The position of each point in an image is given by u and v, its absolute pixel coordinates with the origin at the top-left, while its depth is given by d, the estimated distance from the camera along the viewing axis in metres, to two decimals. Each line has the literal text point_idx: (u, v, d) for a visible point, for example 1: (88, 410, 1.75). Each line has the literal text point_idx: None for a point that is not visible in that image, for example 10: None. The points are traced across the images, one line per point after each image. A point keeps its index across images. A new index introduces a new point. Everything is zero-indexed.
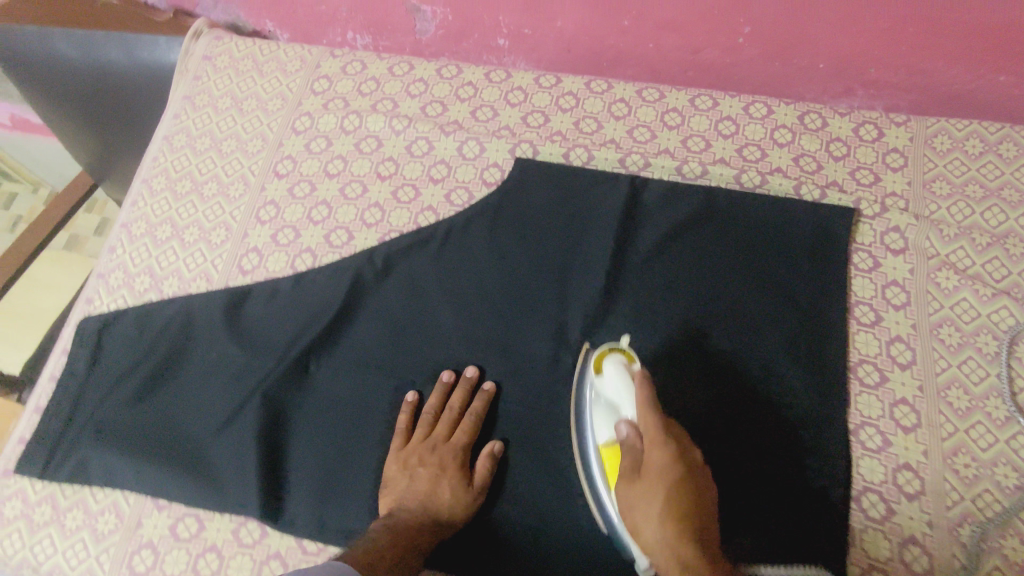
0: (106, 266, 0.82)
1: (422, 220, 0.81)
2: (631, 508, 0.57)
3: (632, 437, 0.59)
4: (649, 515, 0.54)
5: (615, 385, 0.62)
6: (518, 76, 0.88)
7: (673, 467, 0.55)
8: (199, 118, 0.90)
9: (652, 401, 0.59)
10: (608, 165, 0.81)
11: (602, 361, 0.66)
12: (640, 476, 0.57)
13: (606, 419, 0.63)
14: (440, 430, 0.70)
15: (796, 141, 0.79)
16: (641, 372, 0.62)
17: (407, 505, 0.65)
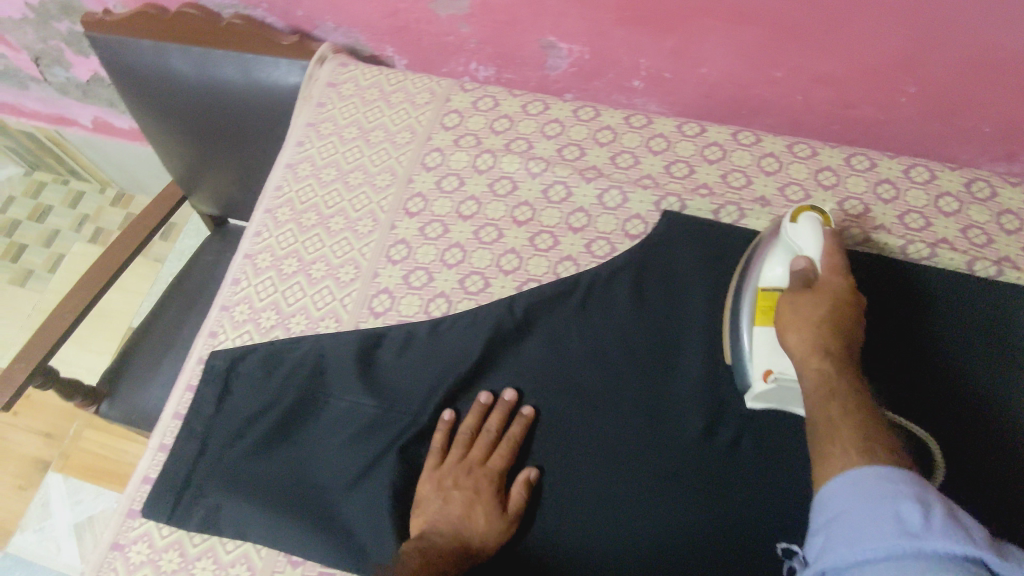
0: (229, 298, 0.79)
1: (562, 270, 0.77)
2: (798, 311, 0.61)
3: (811, 267, 0.64)
4: (801, 326, 0.60)
5: (805, 239, 0.65)
6: (659, 122, 0.84)
7: (848, 300, 0.61)
8: (323, 147, 0.86)
9: (839, 251, 0.65)
10: (761, 224, 0.77)
11: (793, 215, 0.68)
12: (811, 290, 0.62)
13: (783, 259, 0.66)
14: (475, 452, 0.70)
15: (963, 210, 0.76)
16: (833, 233, 0.66)
17: (439, 530, 0.65)
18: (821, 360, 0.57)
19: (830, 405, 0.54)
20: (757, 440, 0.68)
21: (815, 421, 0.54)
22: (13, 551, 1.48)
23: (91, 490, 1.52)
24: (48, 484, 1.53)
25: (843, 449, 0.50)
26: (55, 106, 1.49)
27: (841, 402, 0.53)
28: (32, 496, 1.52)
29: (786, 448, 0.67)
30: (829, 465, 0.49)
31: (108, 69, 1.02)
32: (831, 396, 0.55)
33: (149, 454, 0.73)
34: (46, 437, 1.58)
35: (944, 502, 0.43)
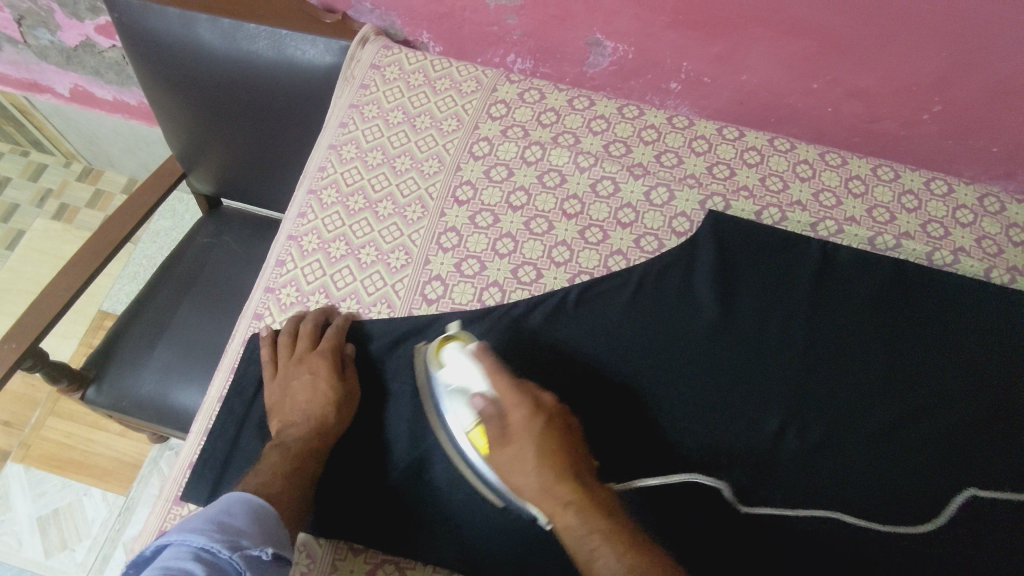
0: (274, 280, 0.78)
1: (612, 263, 0.79)
2: (515, 467, 0.60)
3: (484, 405, 0.62)
4: (528, 469, 0.59)
5: (460, 368, 0.64)
6: (700, 125, 0.88)
7: (538, 424, 0.61)
8: (369, 130, 0.86)
9: (499, 367, 0.64)
10: (799, 227, 0.82)
11: (439, 352, 0.67)
12: (511, 445, 0.61)
13: (461, 400, 0.64)
14: (300, 344, 0.71)
15: (977, 222, 0.83)
16: (480, 349, 0.65)
17: (295, 421, 0.66)
18: (563, 512, 0.58)
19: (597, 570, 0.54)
20: (799, 431, 0.71)
21: (590, 573, 0.55)
22: None
23: (56, 481, 1.39)
24: (8, 476, 1.39)
25: None
26: (29, 71, 1.40)
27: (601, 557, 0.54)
28: None
29: (822, 432, 0.71)
30: None
31: (124, 41, 0.95)
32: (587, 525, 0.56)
33: (192, 437, 0.72)
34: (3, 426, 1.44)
35: None
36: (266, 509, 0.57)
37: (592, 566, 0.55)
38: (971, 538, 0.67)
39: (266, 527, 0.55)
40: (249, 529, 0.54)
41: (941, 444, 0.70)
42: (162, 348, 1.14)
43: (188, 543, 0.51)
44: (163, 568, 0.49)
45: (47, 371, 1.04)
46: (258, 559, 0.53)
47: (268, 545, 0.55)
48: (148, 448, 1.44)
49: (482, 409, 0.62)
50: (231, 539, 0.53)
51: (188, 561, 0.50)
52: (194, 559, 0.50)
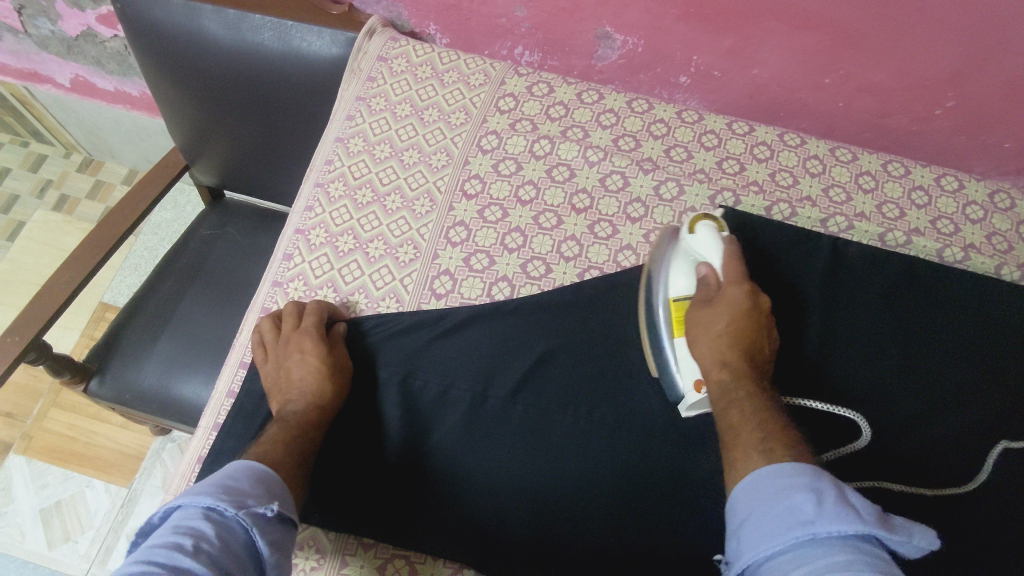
0: (282, 274, 0.77)
1: (622, 259, 0.79)
2: (700, 327, 0.65)
3: (714, 278, 0.67)
4: (711, 326, 0.64)
5: (703, 247, 0.68)
6: (709, 119, 0.88)
7: (749, 304, 0.65)
8: (377, 123, 0.86)
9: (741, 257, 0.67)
10: (810, 223, 0.82)
11: (694, 224, 0.69)
12: (709, 309, 0.65)
13: (686, 270, 0.69)
14: (287, 324, 0.72)
15: (988, 218, 0.82)
16: (730, 239, 0.68)
17: (293, 396, 0.67)
18: (725, 369, 0.62)
19: (731, 413, 0.59)
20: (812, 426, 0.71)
21: (725, 422, 0.59)
22: None
23: (59, 473, 1.39)
24: (10, 468, 1.39)
25: (750, 444, 0.55)
26: (30, 61, 1.38)
27: (739, 410, 0.58)
28: None
29: (834, 426, 0.71)
30: (732, 469, 0.55)
31: (127, 30, 0.94)
32: (741, 392, 0.60)
33: (201, 434, 0.72)
34: (4, 418, 1.44)
35: (832, 484, 0.47)
36: (263, 472, 0.56)
37: (727, 414, 0.59)
38: (981, 540, 0.67)
39: (266, 487, 0.54)
40: (253, 490, 0.53)
41: (950, 443, 0.71)
42: (165, 341, 1.14)
43: (195, 504, 0.50)
44: (172, 530, 0.47)
45: (49, 364, 1.03)
46: (264, 516, 0.52)
47: (272, 504, 0.53)
48: (150, 440, 1.44)
49: (705, 279, 0.67)
50: (237, 498, 0.51)
51: (198, 521, 0.48)
52: (203, 519, 0.49)
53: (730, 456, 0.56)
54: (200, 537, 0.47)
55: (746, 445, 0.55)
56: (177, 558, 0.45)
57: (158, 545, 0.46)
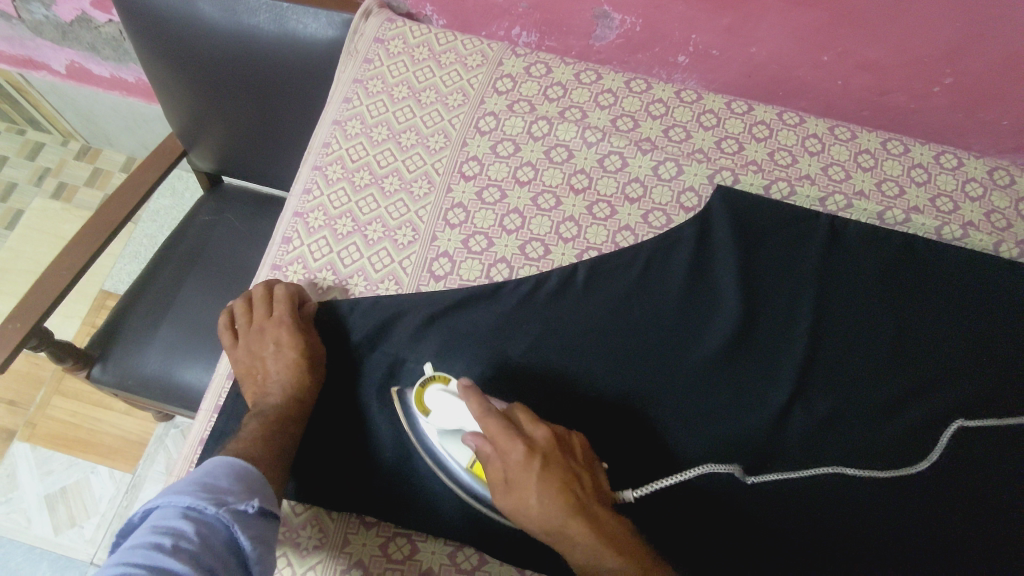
0: (281, 258, 0.77)
1: (620, 240, 0.79)
2: (519, 513, 0.58)
3: (482, 446, 0.60)
4: (533, 509, 0.57)
5: (444, 410, 0.62)
6: (708, 99, 0.87)
7: (544, 462, 0.58)
8: (374, 105, 0.85)
9: (487, 406, 0.59)
10: (808, 201, 0.81)
11: (421, 399, 0.64)
12: (509, 490, 0.58)
13: (448, 443, 0.62)
14: (258, 315, 0.71)
15: (987, 196, 0.82)
16: (466, 384, 0.61)
17: (269, 390, 0.67)
18: (578, 552, 0.57)
19: None
20: (808, 405, 0.71)
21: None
22: None
23: (63, 460, 1.39)
24: (14, 455, 1.40)
25: None
26: (24, 47, 1.38)
27: None
28: None
29: (829, 404, 0.71)
30: None
31: (120, 12, 0.93)
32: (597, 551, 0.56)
33: (202, 416, 0.72)
34: (8, 405, 1.44)
35: None
36: (241, 467, 0.57)
37: None
38: (968, 516, 0.68)
39: (245, 482, 0.56)
40: (232, 488, 0.55)
41: (944, 420, 0.71)
42: (166, 327, 1.14)
43: (176, 503, 0.51)
44: (152, 529, 0.49)
45: (52, 351, 1.03)
46: (245, 513, 0.54)
47: (252, 499, 0.56)
48: (153, 426, 1.45)
49: (481, 451, 0.60)
50: (217, 497, 0.53)
51: (179, 519, 0.50)
52: (183, 518, 0.50)
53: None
54: (182, 535, 0.49)
55: None
56: (157, 558, 0.46)
57: (140, 544, 0.47)
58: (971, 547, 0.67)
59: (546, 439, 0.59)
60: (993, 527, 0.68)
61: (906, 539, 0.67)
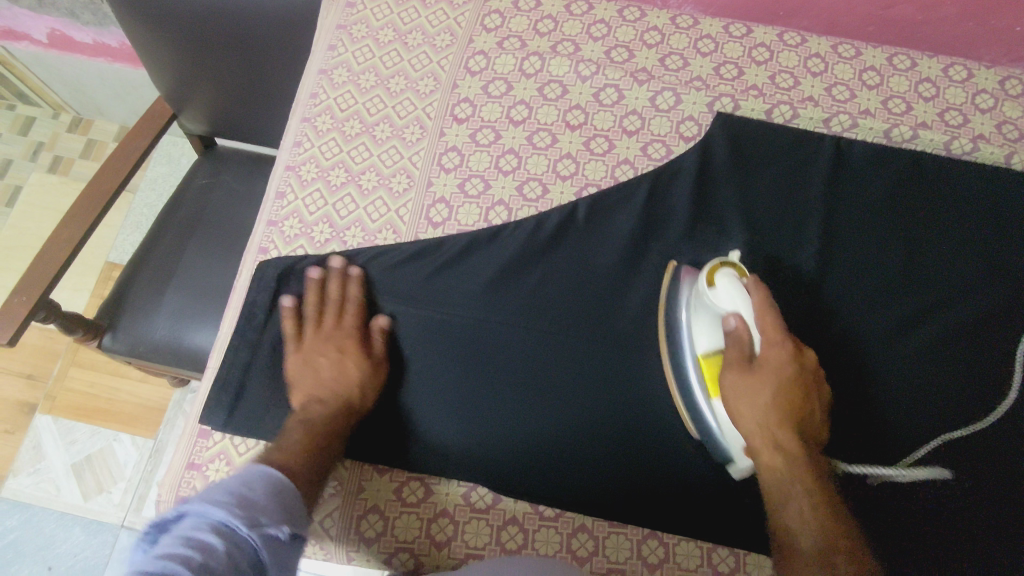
0: (276, 213, 0.76)
1: (619, 174, 0.77)
2: (741, 397, 0.59)
3: (743, 334, 0.60)
4: (759, 398, 0.58)
5: (728, 295, 0.61)
6: (705, 24, 0.84)
7: (787, 366, 0.59)
8: (359, 51, 0.83)
9: (770, 306, 0.60)
10: (812, 123, 0.79)
11: (710, 275, 0.64)
12: (757, 373, 0.59)
13: (706, 325, 0.63)
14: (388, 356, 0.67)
15: (998, 107, 0.79)
16: (754, 282, 0.62)
17: (355, 428, 0.63)
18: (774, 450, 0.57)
19: (790, 507, 0.55)
20: (815, 329, 0.71)
21: (789, 526, 0.55)
22: (8, 496, 1.38)
23: (85, 429, 1.42)
24: (38, 427, 1.43)
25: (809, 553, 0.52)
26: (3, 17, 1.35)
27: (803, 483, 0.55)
28: (19, 441, 1.42)
29: (836, 326, 0.71)
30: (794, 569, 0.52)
31: None
32: (797, 473, 0.56)
33: (209, 374, 0.72)
34: (26, 379, 1.47)
35: None
36: (269, 477, 0.50)
37: (778, 512, 0.56)
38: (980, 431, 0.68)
39: (280, 501, 0.48)
40: (268, 504, 0.47)
41: (953, 334, 0.70)
42: (171, 292, 1.14)
43: (210, 518, 0.43)
44: (187, 543, 0.40)
45: (62, 322, 1.04)
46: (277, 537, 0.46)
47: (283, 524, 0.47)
48: (170, 393, 1.47)
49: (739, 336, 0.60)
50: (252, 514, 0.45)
51: (212, 536, 0.42)
52: (213, 533, 0.42)
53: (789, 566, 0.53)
54: (195, 564, 0.39)
55: (806, 552, 0.52)
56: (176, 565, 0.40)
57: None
58: (979, 462, 0.67)
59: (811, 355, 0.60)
60: (1003, 439, 0.68)
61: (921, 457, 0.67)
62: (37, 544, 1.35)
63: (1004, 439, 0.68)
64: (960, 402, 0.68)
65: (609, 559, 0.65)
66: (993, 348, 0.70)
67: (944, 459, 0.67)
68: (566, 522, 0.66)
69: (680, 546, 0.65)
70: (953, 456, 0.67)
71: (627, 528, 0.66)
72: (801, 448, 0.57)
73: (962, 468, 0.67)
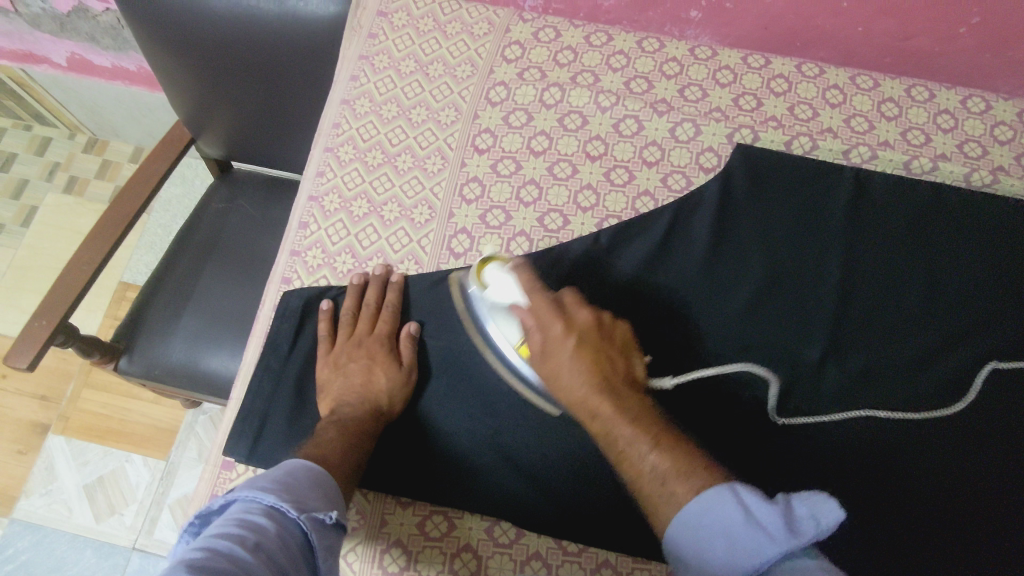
0: (299, 243, 0.76)
1: (640, 206, 0.77)
2: (551, 379, 0.59)
3: (526, 319, 0.62)
4: (564, 373, 0.58)
5: (496, 285, 0.65)
6: (724, 55, 0.85)
7: (578, 330, 0.59)
8: (381, 81, 0.83)
9: (535, 283, 0.63)
10: (831, 155, 0.79)
11: (480, 274, 0.68)
12: (546, 353, 0.60)
13: (506, 319, 0.66)
14: (361, 327, 0.71)
15: (1017, 139, 0.80)
16: (518, 265, 0.65)
17: (348, 401, 0.66)
18: (594, 416, 0.54)
19: (623, 460, 0.51)
20: (838, 362, 0.70)
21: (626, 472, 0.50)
22: (20, 518, 1.37)
23: (98, 450, 1.42)
24: (51, 448, 1.43)
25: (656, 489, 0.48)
26: (24, 42, 1.36)
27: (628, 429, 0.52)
28: (32, 462, 1.42)
29: (858, 358, 0.71)
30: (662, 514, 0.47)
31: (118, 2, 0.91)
32: (610, 413, 0.53)
33: (232, 403, 0.72)
34: (40, 400, 1.47)
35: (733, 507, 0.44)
36: (314, 471, 0.53)
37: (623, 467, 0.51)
38: (1005, 466, 0.67)
39: (326, 492, 0.52)
40: (312, 494, 0.51)
41: (977, 368, 0.70)
42: (187, 316, 1.15)
43: (259, 501, 0.47)
44: (237, 523, 0.44)
45: (78, 345, 1.04)
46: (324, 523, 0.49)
47: (330, 510, 0.51)
48: (182, 414, 1.47)
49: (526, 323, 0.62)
50: (298, 499, 0.49)
51: (262, 519, 0.46)
52: (264, 515, 0.46)
53: (643, 505, 0.49)
54: (245, 539, 0.43)
55: (653, 495, 0.48)
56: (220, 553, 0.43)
57: (196, 561, 0.39)
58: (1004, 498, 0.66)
59: (591, 313, 0.61)
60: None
61: (945, 491, 0.66)
62: (48, 565, 1.34)
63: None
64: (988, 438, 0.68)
65: None
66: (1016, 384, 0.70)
67: (973, 495, 0.66)
68: (590, 558, 0.65)
69: None
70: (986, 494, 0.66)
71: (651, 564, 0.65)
72: (600, 390, 0.55)
73: (992, 502, 0.66)
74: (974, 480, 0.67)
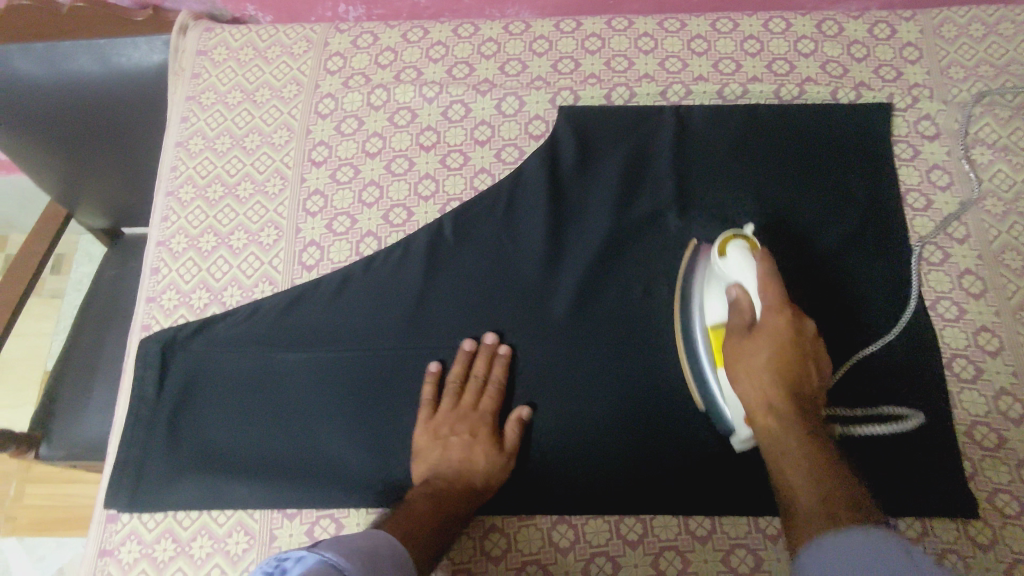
0: (153, 289, 0.77)
1: (479, 183, 0.80)
2: (738, 366, 0.62)
3: (745, 313, 0.63)
4: (760, 351, 0.61)
5: (735, 268, 0.64)
6: (537, 26, 0.87)
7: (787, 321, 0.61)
8: (210, 117, 0.85)
9: (774, 279, 0.62)
10: (650, 99, 0.83)
11: (717, 253, 0.67)
12: (753, 335, 0.62)
13: (719, 293, 0.66)
14: (467, 399, 0.70)
15: (819, 49, 0.83)
16: (765, 255, 0.63)
17: (444, 474, 0.67)
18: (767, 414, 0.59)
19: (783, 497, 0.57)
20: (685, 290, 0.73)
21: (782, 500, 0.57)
22: None
23: (50, 543, 1.40)
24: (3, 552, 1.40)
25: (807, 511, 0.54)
26: None
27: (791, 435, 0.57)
28: None
29: None
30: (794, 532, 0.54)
31: None
32: (783, 428, 0.58)
33: (109, 458, 0.72)
34: None
35: None
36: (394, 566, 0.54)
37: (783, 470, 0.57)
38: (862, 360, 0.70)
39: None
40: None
41: (819, 268, 0.73)
42: (98, 388, 1.14)
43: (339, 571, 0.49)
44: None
45: None
46: None
47: None
48: None
49: (738, 300, 0.63)
50: None
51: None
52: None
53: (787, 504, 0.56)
54: None
55: (803, 511, 0.54)
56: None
57: None
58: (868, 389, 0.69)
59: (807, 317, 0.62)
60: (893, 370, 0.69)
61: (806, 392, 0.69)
62: None
63: (896, 365, 0.69)
64: (847, 334, 0.70)
65: (523, 552, 0.67)
66: (860, 277, 0.72)
67: (842, 395, 0.68)
68: (478, 526, 0.68)
69: (589, 525, 0.67)
70: (853, 394, 0.68)
71: (536, 518, 0.68)
72: (791, 408, 0.59)
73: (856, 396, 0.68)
74: (840, 382, 0.69)
